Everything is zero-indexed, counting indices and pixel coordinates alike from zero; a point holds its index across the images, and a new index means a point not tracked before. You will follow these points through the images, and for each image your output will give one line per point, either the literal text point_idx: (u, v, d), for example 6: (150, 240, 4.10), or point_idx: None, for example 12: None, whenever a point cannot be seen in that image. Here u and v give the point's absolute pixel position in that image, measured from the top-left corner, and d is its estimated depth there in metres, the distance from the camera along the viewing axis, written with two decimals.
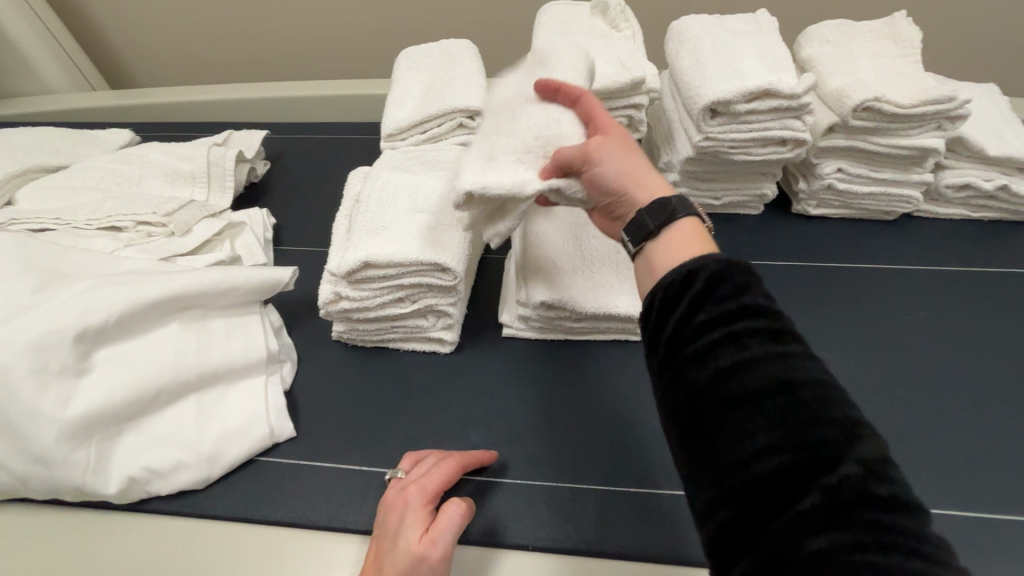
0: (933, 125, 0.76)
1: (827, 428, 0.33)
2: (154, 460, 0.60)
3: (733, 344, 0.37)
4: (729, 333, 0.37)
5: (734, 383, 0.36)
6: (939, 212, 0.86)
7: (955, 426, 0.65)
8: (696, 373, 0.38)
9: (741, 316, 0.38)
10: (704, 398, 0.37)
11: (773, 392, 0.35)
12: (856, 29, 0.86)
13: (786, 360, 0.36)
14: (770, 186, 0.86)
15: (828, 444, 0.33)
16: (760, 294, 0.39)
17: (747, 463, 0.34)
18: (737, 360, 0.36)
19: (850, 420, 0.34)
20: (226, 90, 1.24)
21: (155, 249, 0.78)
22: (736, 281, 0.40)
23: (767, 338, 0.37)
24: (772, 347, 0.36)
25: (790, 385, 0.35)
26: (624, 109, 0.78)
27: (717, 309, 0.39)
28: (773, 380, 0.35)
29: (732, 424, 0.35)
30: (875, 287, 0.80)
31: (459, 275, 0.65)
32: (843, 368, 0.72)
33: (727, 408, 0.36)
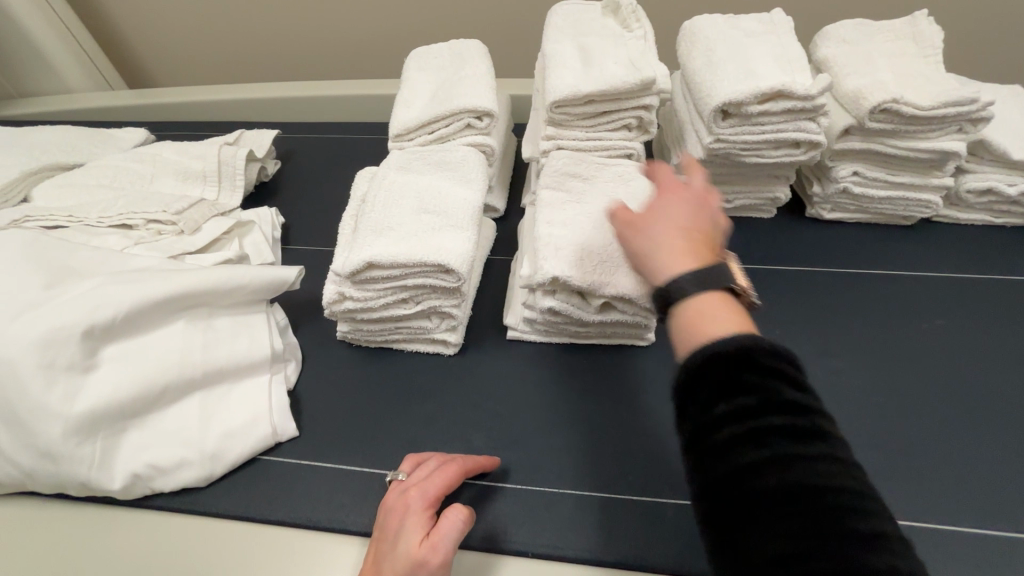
0: (954, 127, 0.73)
1: (849, 540, 0.32)
2: (158, 457, 0.61)
3: (753, 442, 0.36)
4: (749, 430, 0.36)
5: (754, 489, 0.35)
6: (959, 218, 0.84)
7: (958, 439, 0.63)
8: (716, 467, 0.37)
9: (763, 411, 0.36)
10: (723, 492, 0.36)
11: (791, 496, 0.33)
12: (875, 28, 0.84)
13: (808, 462, 0.34)
14: (783, 189, 0.84)
15: (849, 557, 0.31)
16: (787, 388, 0.37)
17: (765, 566, 0.33)
18: (758, 459, 0.35)
19: (876, 529, 0.32)
20: (240, 89, 1.26)
21: (164, 247, 0.78)
22: (763, 375, 0.37)
23: (789, 437, 0.35)
24: (795, 449, 0.35)
25: (811, 491, 0.33)
26: (634, 110, 0.77)
27: (739, 402, 0.37)
28: (794, 483, 0.34)
29: (751, 524, 0.34)
30: (891, 295, 0.78)
31: (462, 277, 0.65)
32: (853, 376, 0.70)
33: (745, 507, 0.35)
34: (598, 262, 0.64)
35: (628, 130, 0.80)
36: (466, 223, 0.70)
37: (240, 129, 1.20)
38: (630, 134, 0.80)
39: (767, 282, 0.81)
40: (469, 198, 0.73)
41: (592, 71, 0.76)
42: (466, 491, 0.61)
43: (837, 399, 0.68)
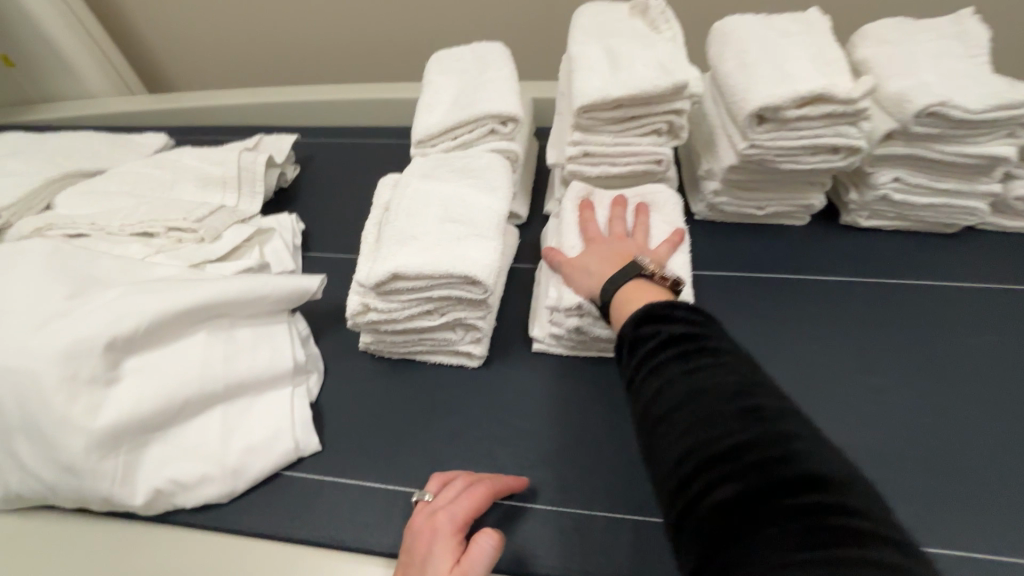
0: (1004, 132, 0.70)
1: (733, 427, 0.37)
2: (179, 473, 0.60)
3: (653, 371, 0.43)
4: (651, 364, 0.43)
5: (702, 500, 0.35)
6: (1006, 226, 0.80)
7: (1009, 462, 0.60)
8: (635, 406, 0.43)
9: (660, 347, 0.44)
10: (642, 423, 0.42)
11: (683, 405, 0.39)
12: (917, 27, 0.80)
13: (693, 373, 0.41)
14: (818, 196, 0.81)
15: (736, 441, 0.36)
16: (679, 325, 0.44)
17: (675, 469, 0.37)
18: (658, 383, 0.42)
19: (763, 415, 0.37)
20: (259, 94, 1.25)
21: (185, 255, 0.77)
22: (659, 320, 0.45)
23: (681, 361, 0.42)
24: (686, 367, 0.41)
25: (699, 396, 0.39)
26: (665, 115, 0.75)
27: (643, 346, 0.44)
28: (685, 395, 0.40)
29: (662, 441, 0.39)
30: (934, 307, 0.74)
31: (489, 289, 0.63)
32: (896, 393, 0.67)
33: (656, 427, 0.40)
34: None
35: (658, 135, 0.77)
36: (492, 232, 0.68)
37: (259, 133, 1.19)
38: (659, 140, 0.77)
39: (802, 292, 0.77)
40: (494, 206, 0.71)
41: (621, 75, 0.74)
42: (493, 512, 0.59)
43: (877, 418, 0.65)
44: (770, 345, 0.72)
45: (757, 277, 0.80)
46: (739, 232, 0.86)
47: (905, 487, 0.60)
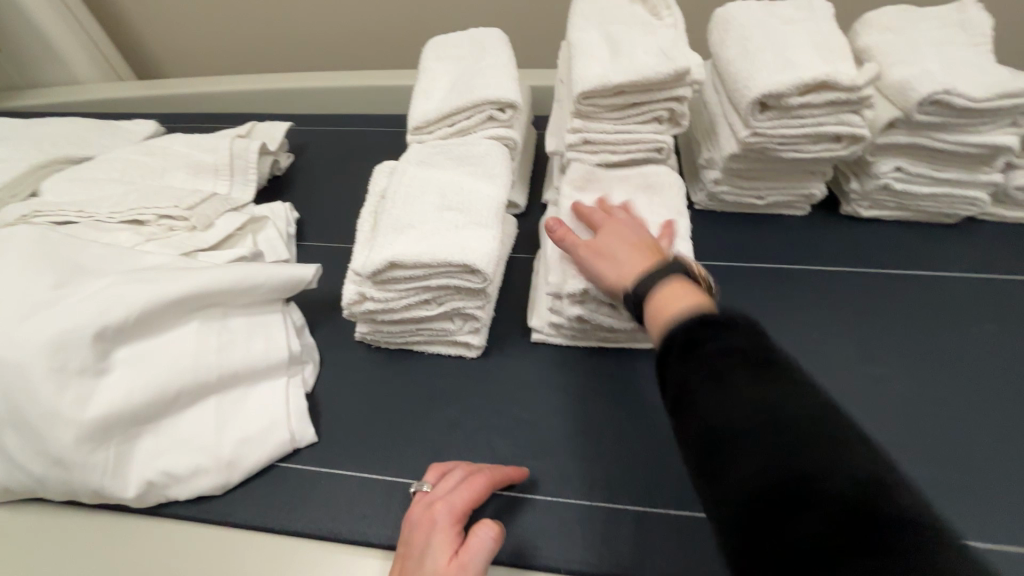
0: (1007, 121, 0.69)
1: (787, 405, 0.35)
2: (173, 464, 0.58)
3: (697, 350, 0.40)
4: (693, 342, 0.41)
5: (757, 478, 0.33)
6: (1006, 216, 0.80)
7: (1014, 452, 0.59)
8: (672, 383, 0.40)
9: (705, 326, 0.41)
10: (681, 399, 0.39)
11: (732, 380, 0.37)
12: (920, 15, 0.79)
13: (741, 352, 0.39)
14: (819, 186, 0.80)
15: (790, 418, 0.34)
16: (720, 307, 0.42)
17: (725, 447, 0.35)
18: (704, 359, 0.39)
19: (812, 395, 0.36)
20: (251, 80, 1.23)
21: (177, 243, 0.76)
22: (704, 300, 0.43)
23: (726, 338, 0.40)
24: (732, 344, 0.39)
25: (750, 373, 0.37)
26: (666, 102, 0.74)
27: (685, 325, 0.42)
28: (734, 370, 0.38)
29: (706, 417, 0.37)
30: (935, 298, 0.74)
31: (489, 278, 0.62)
32: (897, 383, 0.66)
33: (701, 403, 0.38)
34: None
35: (659, 123, 0.76)
36: (490, 221, 0.67)
37: (252, 120, 1.17)
38: (660, 127, 0.76)
39: (803, 281, 0.77)
40: (493, 194, 0.70)
41: (622, 61, 0.73)
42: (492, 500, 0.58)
43: (880, 409, 0.64)
44: (771, 335, 0.71)
45: (758, 267, 0.79)
46: (740, 222, 0.85)
47: (911, 477, 0.59)
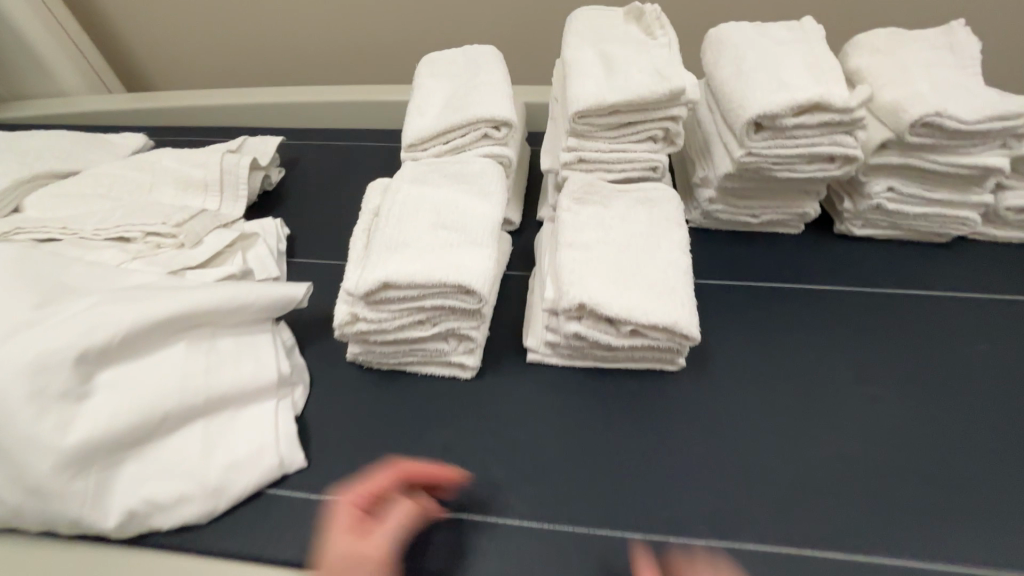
0: (996, 143, 0.70)
1: None
2: (157, 492, 0.56)
3: None
4: None
5: None
6: (996, 235, 0.81)
7: (1013, 474, 0.59)
8: None
9: None
10: None
11: None
12: (909, 37, 0.80)
13: None
14: (813, 205, 0.81)
15: None
16: None
17: None
18: None
19: None
20: (243, 94, 1.22)
21: (164, 261, 0.74)
22: None
23: None
24: None
25: None
26: (661, 121, 0.74)
27: None
28: None
29: None
30: (929, 317, 0.74)
31: (484, 298, 0.61)
32: (896, 403, 0.65)
33: None
34: (623, 293, 0.62)
35: (654, 142, 0.76)
36: (485, 240, 0.66)
37: (243, 134, 1.16)
38: (655, 146, 0.76)
39: (798, 300, 0.77)
40: (488, 213, 0.70)
41: (617, 80, 0.73)
42: (469, 522, 0.57)
43: (880, 429, 0.63)
44: (770, 353, 0.70)
45: (753, 285, 0.79)
46: (734, 240, 0.85)
47: (912, 501, 0.58)
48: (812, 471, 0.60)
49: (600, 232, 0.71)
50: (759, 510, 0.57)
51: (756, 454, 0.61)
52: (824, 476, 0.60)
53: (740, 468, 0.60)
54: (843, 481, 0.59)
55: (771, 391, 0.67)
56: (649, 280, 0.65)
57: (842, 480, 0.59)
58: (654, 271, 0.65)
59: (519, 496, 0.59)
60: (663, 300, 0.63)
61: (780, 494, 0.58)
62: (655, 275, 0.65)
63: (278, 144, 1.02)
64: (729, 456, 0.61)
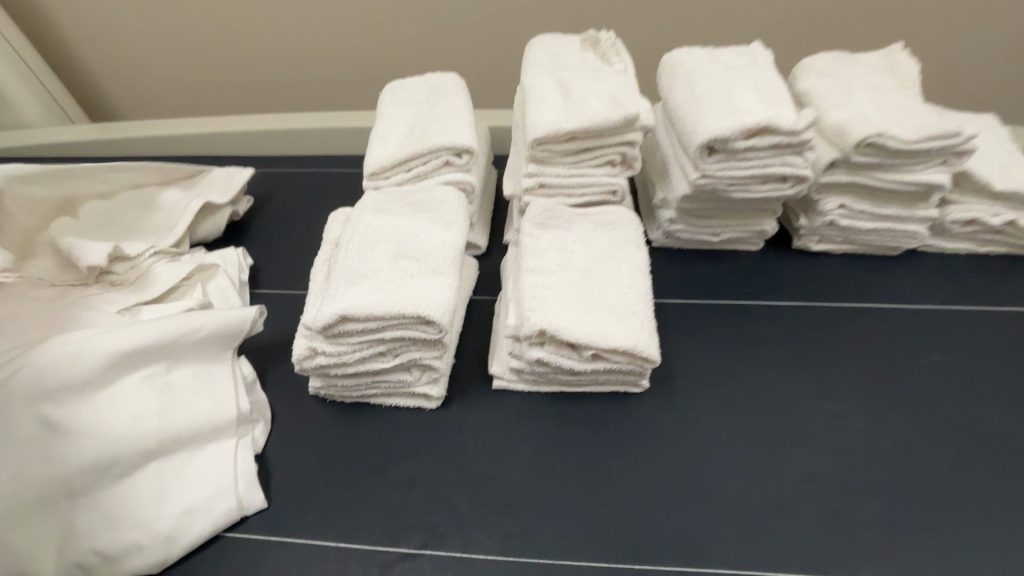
0: (938, 161, 0.73)
1: None
2: (106, 541, 0.54)
3: None
4: None
5: None
6: (945, 248, 0.83)
7: (962, 486, 0.61)
8: None
9: None
10: None
11: None
12: (853, 61, 0.84)
13: None
14: (770, 222, 0.82)
15: None
16: None
17: None
18: None
19: None
20: (207, 123, 1.21)
21: (117, 299, 0.72)
22: None
23: None
24: None
25: None
26: (617, 147, 0.75)
27: None
28: None
29: None
30: (884, 330, 0.75)
31: (444, 328, 0.61)
32: (854, 419, 0.67)
33: None
34: (582, 318, 0.63)
35: (612, 166, 0.77)
36: (446, 268, 0.66)
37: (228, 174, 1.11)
38: (614, 170, 0.78)
39: (759, 317, 0.78)
40: (450, 241, 0.70)
41: (573, 108, 0.74)
42: (434, 560, 0.56)
43: (838, 445, 0.64)
44: (730, 372, 0.71)
45: (716, 303, 0.80)
46: (696, 258, 0.87)
47: (872, 517, 0.59)
48: (775, 492, 0.60)
49: (561, 257, 0.71)
50: (723, 534, 0.57)
51: (721, 475, 0.62)
52: (786, 495, 0.60)
53: (705, 491, 0.60)
54: (804, 500, 0.60)
55: (734, 411, 0.67)
56: (609, 303, 0.65)
57: (803, 498, 0.60)
58: (614, 295, 0.66)
59: (486, 529, 0.58)
60: (623, 325, 0.63)
61: (745, 517, 0.58)
62: (614, 299, 0.66)
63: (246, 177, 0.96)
64: (692, 479, 0.61)
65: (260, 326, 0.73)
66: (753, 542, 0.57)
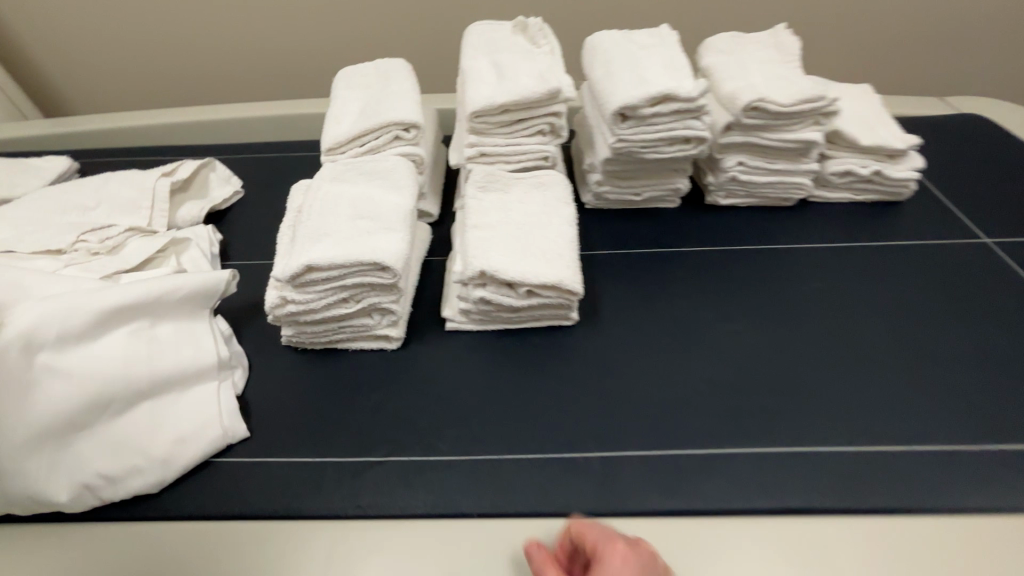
0: (812, 121, 0.87)
1: None
2: (109, 466, 0.62)
3: None
4: None
5: None
6: (830, 197, 0.97)
7: (835, 377, 0.73)
8: None
9: None
10: None
11: None
12: (746, 39, 0.97)
13: None
14: (682, 180, 0.95)
15: None
16: None
17: None
18: None
19: None
20: (165, 114, 1.26)
21: (96, 268, 0.79)
22: None
23: None
24: None
25: None
26: (546, 118, 0.86)
27: None
28: None
29: None
30: (778, 265, 0.88)
31: (397, 274, 0.71)
32: (749, 335, 0.79)
33: None
34: (517, 260, 0.74)
35: (543, 135, 0.89)
36: (398, 225, 0.76)
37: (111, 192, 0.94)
38: (545, 139, 0.89)
39: (675, 260, 0.90)
40: (401, 202, 0.79)
41: (505, 84, 0.85)
42: (398, 464, 0.66)
43: (735, 354, 0.76)
44: (647, 305, 0.83)
45: (638, 251, 0.92)
46: (623, 216, 0.99)
47: (761, 407, 0.70)
48: (681, 394, 0.72)
49: (500, 213, 0.82)
50: (637, 428, 0.69)
51: (634, 382, 0.73)
52: (690, 395, 0.72)
53: (623, 397, 0.72)
54: (704, 398, 0.72)
55: (649, 335, 0.79)
56: (540, 248, 0.77)
57: (705, 398, 0.72)
58: (545, 242, 0.78)
59: (441, 439, 0.68)
60: (552, 265, 0.74)
61: (656, 414, 0.70)
62: (545, 245, 0.77)
63: (218, 183, 1.05)
64: (613, 389, 0.73)
65: (234, 289, 0.81)
66: (664, 433, 0.68)
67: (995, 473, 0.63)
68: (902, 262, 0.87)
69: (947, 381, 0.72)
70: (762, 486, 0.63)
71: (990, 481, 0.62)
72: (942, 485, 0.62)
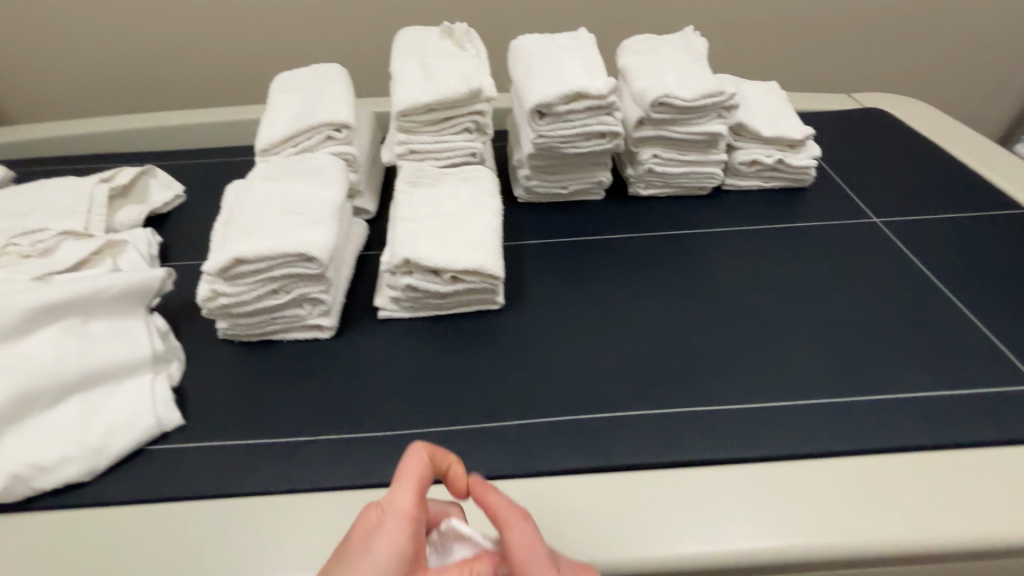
0: (715, 114, 0.95)
1: None
2: (39, 456, 0.64)
3: None
4: None
5: None
6: (742, 185, 1.05)
7: (734, 344, 0.80)
8: None
9: None
10: None
11: None
12: (658, 41, 1.05)
13: None
14: (604, 173, 1.02)
15: None
16: None
17: None
18: None
19: None
20: (104, 121, 1.26)
21: (28, 269, 0.81)
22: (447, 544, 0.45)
23: None
24: None
25: None
26: (470, 116, 0.92)
27: None
28: None
29: None
30: (690, 248, 0.95)
31: (324, 264, 0.75)
32: (661, 311, 0.85)
33: None
34: (439, 248, 0.79)
35: (469, 133, 0.94)
36: (327, 219, 0.80)
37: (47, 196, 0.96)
38: (471, 136, 0.94)
39: (597, 246, 0.96)
40: (330, 197, 0.83)
41: (430, 84, 0.90)
42: (327, 442, 0.70)
43: (647, 328, 0.83)
44: (568, 288, 0.89)
45: (564, 240, 0.98)
46: (552, 208, 1.04)
47: (668, 372, 0.76)
48: (596, 365, 0.78)
49: (427, 206, 0.87)
50: (554, 397, 0.74)
51: (553, 357, 0.79)
52: (604, 366, 0.77)
53: (542, 370, 0.77)
54: (616, 367, 0.77)
55: (569, 315, 0.85)
56: (463, 237, 0.82)
57: (618, 367, 0.77)
58: (468, 231, 0.83)
59: (369, 417, 0.72)
60: (473, 251, 0.80)
61: (571, 384, 0.75)
62: (468, 234, 0.82)
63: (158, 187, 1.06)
64: (533, 364, 0.78)
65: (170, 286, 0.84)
66: (578, 400, 0.73)
67: (868, 419, 0.70)
68: (802, 241, 0.95)
69: (831, 342, 0.79)
70: (666, 441, 0.68)
71: (862, 426, 0.69)
72: (822, 431, 0.69)
